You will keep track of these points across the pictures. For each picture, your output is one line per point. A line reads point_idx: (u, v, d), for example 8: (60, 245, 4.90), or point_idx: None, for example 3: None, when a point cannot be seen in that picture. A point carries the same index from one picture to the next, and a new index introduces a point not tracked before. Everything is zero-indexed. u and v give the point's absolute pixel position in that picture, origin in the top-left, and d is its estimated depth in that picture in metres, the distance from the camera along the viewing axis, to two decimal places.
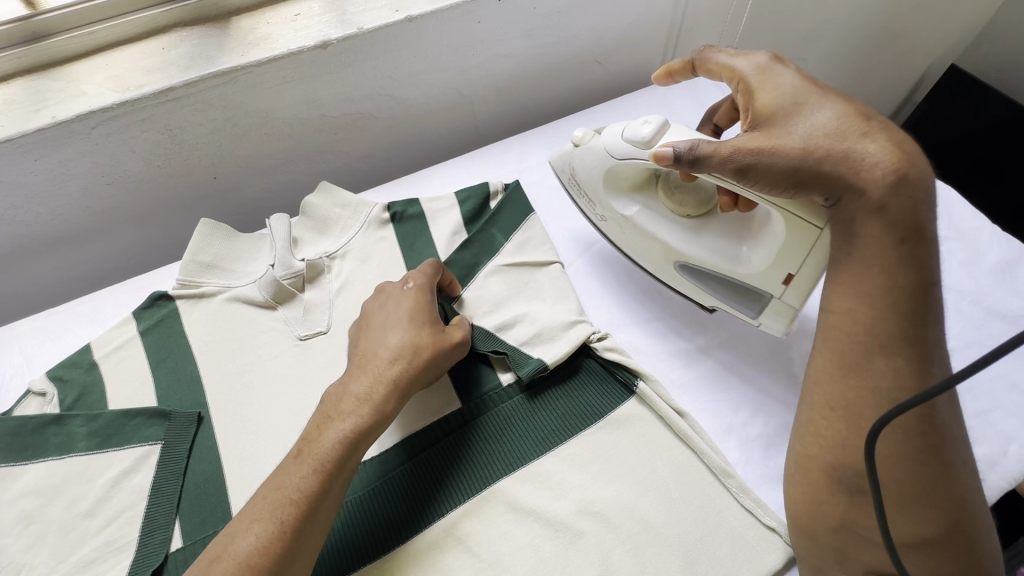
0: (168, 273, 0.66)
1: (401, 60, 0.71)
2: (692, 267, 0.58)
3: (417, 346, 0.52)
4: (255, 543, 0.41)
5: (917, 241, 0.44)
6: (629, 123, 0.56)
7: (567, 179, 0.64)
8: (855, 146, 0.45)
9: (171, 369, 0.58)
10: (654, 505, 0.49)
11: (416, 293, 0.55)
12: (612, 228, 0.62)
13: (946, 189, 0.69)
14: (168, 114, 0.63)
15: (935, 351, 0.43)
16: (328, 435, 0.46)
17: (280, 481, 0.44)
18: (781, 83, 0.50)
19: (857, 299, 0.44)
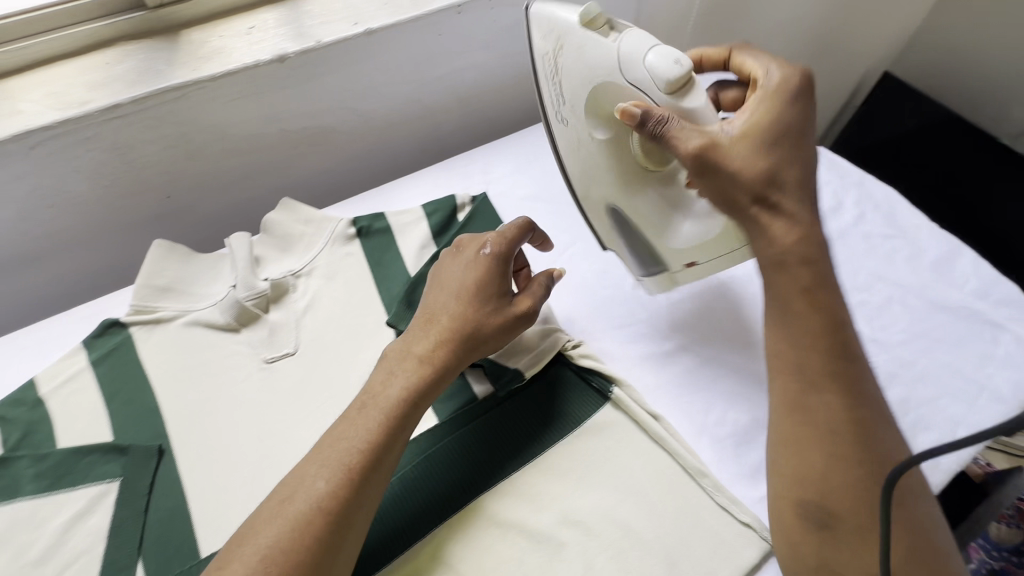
0: (120, 299, 0.63)
1: (362, 73, 0.70)
2: (621, 215, 0.58)
3: (480, 312, 0.52)
4: (323, 489, 0.42)
5: (823, 288, 0.46)
6: (663, 47, 0.48)
7: (550, 53, 0.54)
8: (793, 198, 0.46)
9: (127, 401, 0.55)
10: (634, 510, 0.50)
11: (492, 258, 0.54)
12: (566, 135, 0.57)
13: (888, 190, 0.74)
14: (116, 132, 0.60)
15: (862, 378, 0.45)
16: (395, 388, 0.48)
17: (344, 430, 0.46)
18: (793, 109, 0.48)
19: (785, 340, 0.46)
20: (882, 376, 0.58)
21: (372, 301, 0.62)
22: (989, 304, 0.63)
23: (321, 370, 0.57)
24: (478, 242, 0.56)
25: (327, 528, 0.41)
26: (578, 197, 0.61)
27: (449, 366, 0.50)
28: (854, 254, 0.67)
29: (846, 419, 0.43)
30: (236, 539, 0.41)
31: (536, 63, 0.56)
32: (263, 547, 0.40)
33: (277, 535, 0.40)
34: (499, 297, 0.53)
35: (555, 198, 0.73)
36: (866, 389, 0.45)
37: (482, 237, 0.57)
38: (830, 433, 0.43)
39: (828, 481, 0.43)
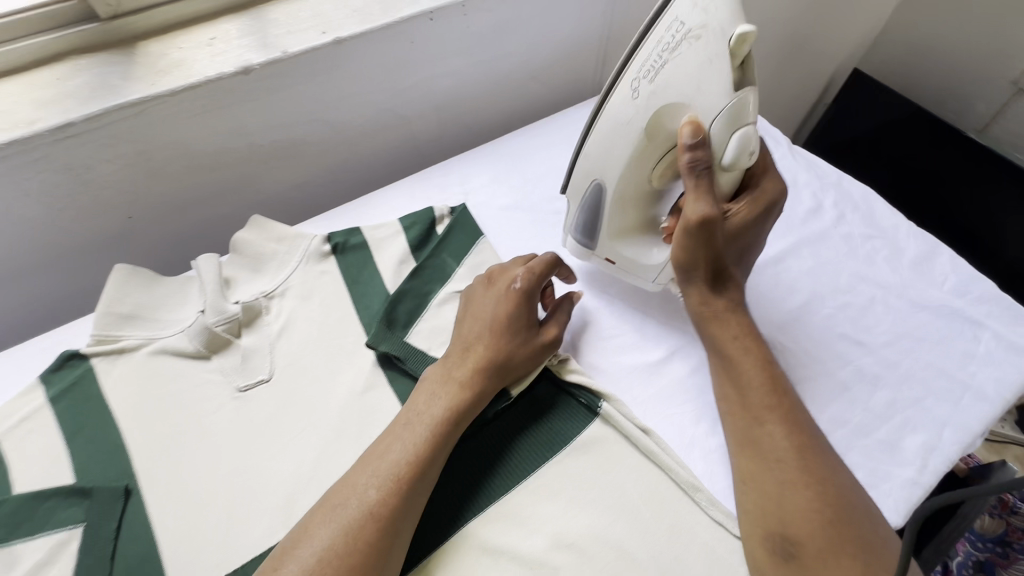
0: (79, 329, 0.59)
1: (332, 84, 0.68)
2: (604, 197, 0.57)
3: (515, 342, 0.54)
4: (374, 497, 0.45)
5: (749, 338, 0.55)
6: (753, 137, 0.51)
7: (690, 31, 0.47)
8: (733, 280, 0.57)
9: (89, 439, 0.51)
10: (629, 529, 0.48)
11: (524, 291, 0.56)
12: (623, 101, 0.51)
13: (865, 190, 0.74)
14: (69, 152, 0.57)
15: (800, 411, 0.51)
16: (435, 407, 0.50)
17: (388, 444, 0.48)
18: (764, 227, 0.58)
19: (727, 383, 0.53)
20: (868, 379, 0.58)
21: (350, 321, 0.60)
22: (969, 302, 0.64)
23: (298, 396, 0.55)
24: (511, 274, 0.58)
25: (375, 537, 0.43)
26: (579, 149, 0.56)
27: (485, 392, 0.52)
28: (835, 256, 0.68)
29: (790, 449, 0.48)
30: (277, 554, 0.43)
31: (664, 17, 0.48)
32: (316, 551, 0.42)
33: (328, 538, 0.43)
34: (529, 327, 0.56)
35: (535, 207, 0.72)
36: (805, 421, 0.51)
37: (515, 270, 0.58)
38: (777, 463, 0.48)
39: (786, 509, 0.46)
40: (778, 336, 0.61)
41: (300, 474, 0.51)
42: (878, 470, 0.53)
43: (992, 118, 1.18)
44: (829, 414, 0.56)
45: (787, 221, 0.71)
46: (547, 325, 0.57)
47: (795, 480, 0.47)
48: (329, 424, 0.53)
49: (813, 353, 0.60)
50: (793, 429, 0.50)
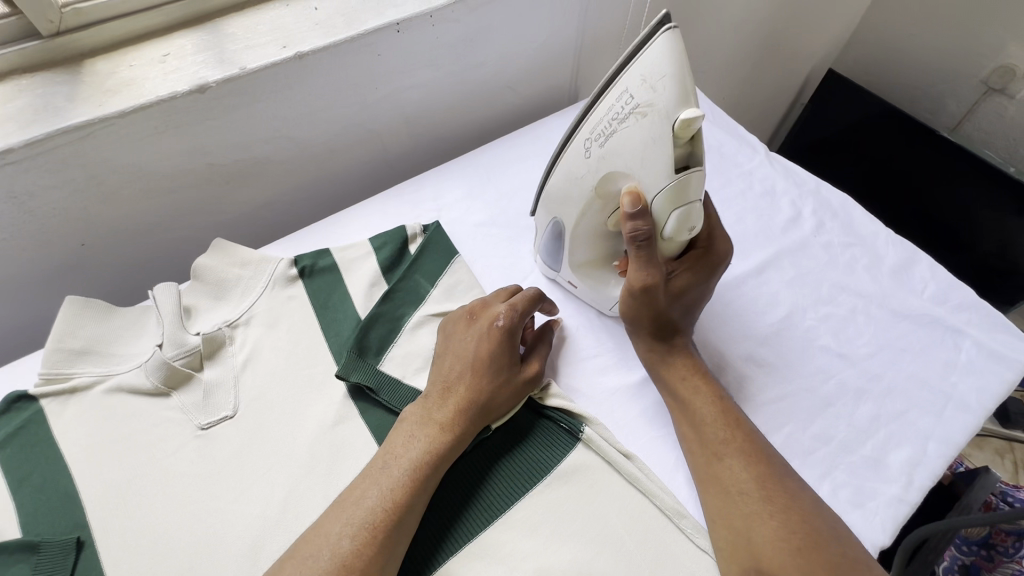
0: (27, 365, 0.55)
1: (295, 100, 0.65)
2: (563, 231, 0.56)
3: (497, 384, 0.52)
4: (349, 548, 0.43)
5: (702, 376, 0.55)
6: (694, 214, 0.47)
7: (637, 107, 0.43)
8: (681, 329, 0.57)
9: (37, 487, 0.48)
10: (613, 563, 0.47)
11: (508, 328, 0.54)
12: (577, 159, 0.49)
13: (843, 198, 0.74)
14: (10, 179, 0.53)
15: (758, 439, 0.51)
16: (414, 450, 0.48)
17: (360, 489, 0.46)
18: (709, 286, 0.57)
19: (684, 421, 0.53)
20: (852, 393, 0.57)
21: (319, 349, 0.57)
22: (949, 310, 0.63)
23: (264, 433, 0.52)
24: (494, 311, 0.56)
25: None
26: (545, 183, 0.55)
27: (464, 438, 0.50)
28: (814, 266, 0.67)
29: (751, 480, 0.48)
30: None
31: (617, 85, 0.45)
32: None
33: None
34: (513, 366, 0.54)
35: (511, 222, 0.70)
36: (763, 448, 0.50)
37: (498, 307, 0.56)
38: (738, 495, 0.47)
39: (757, 543, 0.45)
40: (760, 351, 0.60)
41: (266, 517, 0.48)
42: (863, 487, 0.52)
43: (964, 118, 1.20)
44: (813, 431, 0.55)
45: (766, 232, 0.70)
46: (531, 361, 0.55)
47: (762, 513, 0.46)
48: (297, 461, 0.51)
49: (796, 368, 0.59)
50: (752, 459, 0.49)
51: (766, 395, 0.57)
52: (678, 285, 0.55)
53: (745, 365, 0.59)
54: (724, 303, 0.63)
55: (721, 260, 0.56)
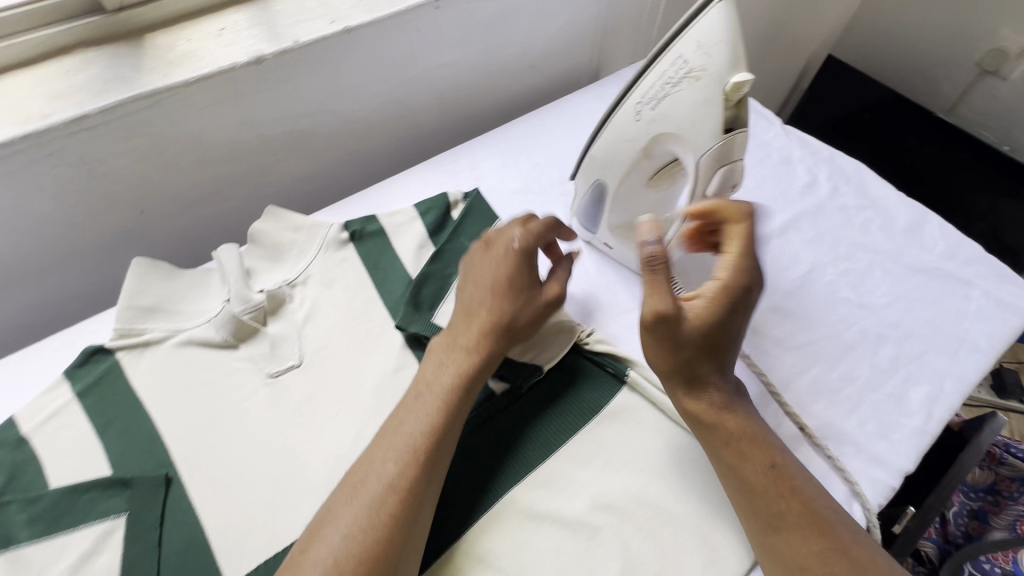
0: (99, 324, 0.58)
1: (339, 74, 0.68)
2: (604, 193, 0.59)
3: (518, 304, 0.54)
4: (393, 471, 0.46)
5: (750, 440, 0.49)
6: (735, 170, 0.48)
7: (691, 71, 0.45)
8: (714, 389, 0.49)
9: (122, 431, 0.51)
10: (662, 488, 0.51)
11: (525, 251, 0.56)
12: (627, 122, 0.52)
13: (856, 164, 0.78)
14: (83, 145, 0.56)
15: (817, 499, 0.47)
16: (445, 377, 0.51)
17: (401, 418, 0.49)
18: (733, 316, 0.48)
19: (732, 486, 0.48)
20: (872, 338, 0.62)
21: (374, 305, 0.61)
22: (958, 263, 0.68)
23: (330, 381, 0.56)
24: (509, 234, 0.57)
25: (401, 506, 0.45)
26: (589, 147, 0.58)
27: (491, 359, 0.53)
28: (833, 226, 0.71)
29: (811, 555, 0.45)
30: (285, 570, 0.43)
31: (671, 51, 0.47)
32: (335, 551, 0.42)
33: (357, 512, 0.44)
34: (531, 287, 0.56)
35: (545, 190, 0.74)
36: (824, 510, 0.47)
37: (513, 229, 0.57)
38: (802, 573, 0.44)
39: None
40: (787, 303, 0.64)
41: (340, 455, 0.52)
42: (888, 421, 0.56)
43: (959, 98, 1.25)
44: (839, 372, 0.59)
45: (786, 196, 0.73)
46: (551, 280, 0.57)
47: None
48: (364, 405, 0.54)
49: (820, 318, 0.63)
50: (812, 531, 0.45)
51: (794, 342, 0.61)
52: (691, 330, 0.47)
53: (773, 316, 0.63)
54: None
55: (733, 283, 0.48)
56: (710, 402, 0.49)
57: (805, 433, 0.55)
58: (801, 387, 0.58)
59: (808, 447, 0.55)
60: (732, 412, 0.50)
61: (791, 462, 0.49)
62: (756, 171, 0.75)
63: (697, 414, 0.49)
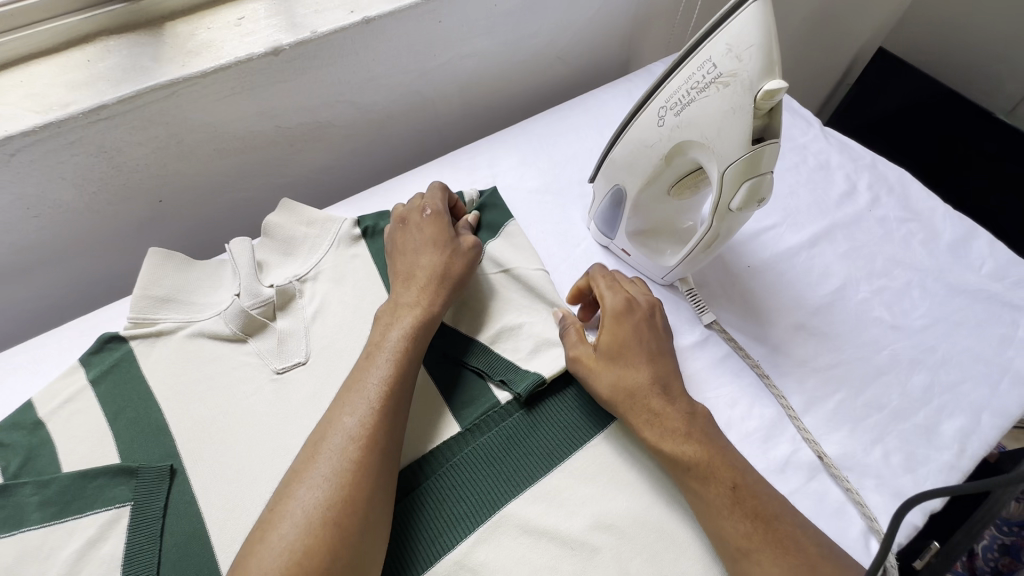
0: (118, 311, 0.60)
1: (359, 64, 0.67)
2: (623, 199, 0.56)
3: (447, 254, 0.58)
4: (354, 424, 0.46)
5: (711, 465, 0.46)
6: (765, 185, 0.45)
7: (720, 76, 0.42)
8: (664, 414, 0.49)
9: (132, 420, 0.52)
10: (667, 509, 0.49)
11: (436, 213, 0.61)
12: (650, 126, 0.49)
13: (900, 173, 0.73)
14: (101, 134, 0.56)
15: (783, 517, 0.45)
16: (393, 334, 0.52)
17: (358, 376, 0.50)
18: (627, 326, 0.53)
19: (704, 515, 0.45)
20: (905, 363, 0.58)
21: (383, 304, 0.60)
22: (1007, 286, 0.63)
23: (335, 380, 0.55)
24: (418, 206, 0.62)
25: (366, 457, 0.45)
26: (609, 150, 0.55)
27: (437, 309, 0.55)
28: (870, 239, 0.67)
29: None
30: (252, 538, 0.42)
31: (699, 54, 0.44)
32: (307, 506, 0.42)
33: (323, 467, 0.44)
34: (452, 240, 0.59)
35: (564, 189, 0.71)
36: (788, 524, 0.44)
37: (422, 201, 0.62)
38: None
39: None
40: (813, 320, 0.60)
41: None
42: (916, 453, 0.53)
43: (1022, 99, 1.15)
44: (865, 398, 0.56)
45: (820, 204, 0.69)
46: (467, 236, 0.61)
47: None
48: None
49: (849, 338, 0.59)
50: (779, 550, 0.43)
51: (818, 362, 0.58)
52: (598, 360, 0.52)
53: (797, 332, 0.60)
54: (779, 272, 0.63)
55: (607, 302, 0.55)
56: (663, 426, 0.48)
57: (823, 461, 0.52)
58: (824, 411, 0.55)
59: (827, 477, 0.52)
60: (693, 438, 0.48)
61: (753, 479, 0.46)
62: (787, 178, 0.71)
63: (654, 443, 0.48)
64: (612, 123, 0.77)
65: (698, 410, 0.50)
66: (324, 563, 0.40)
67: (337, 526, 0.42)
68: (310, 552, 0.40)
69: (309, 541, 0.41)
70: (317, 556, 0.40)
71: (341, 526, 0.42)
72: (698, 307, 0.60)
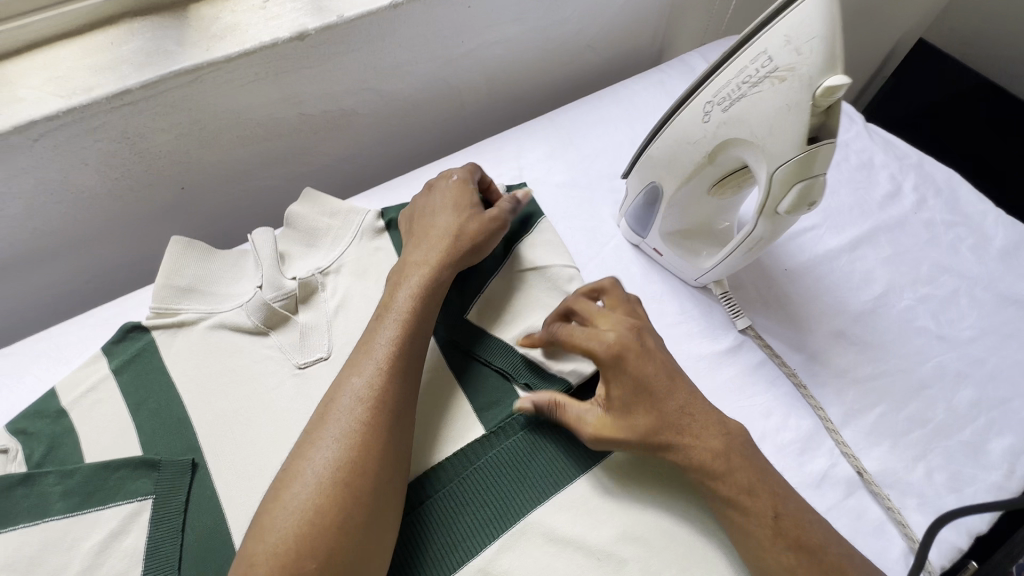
0: (141, 300, 0.59)
1: (385, 51, 0.64)
2: (659, 197, 0.54)
3: (467, 218, 0.56)
4: (362, 384, 0.45)
5: (753, 494, 0.43)
6: (818, 187, 0.42)
7: (776, 70, 0.39)
8: (697, 441, 0.45)
9: (154, 411, 0.52)
10: (697, 522, 0.47)
11: (463, 180, 0.59)
12: (694, 122, 0.46)
13: (950, 174, 0.69)
14: (125, 120, 0.55)
15: (826, 547, 0.42)
16: (401, 295, 0.51)
17: (368, 337, 0.49)
18: (631, 370, 0.46)
19: (744, 545, 0.43)
20: (952, 376, 0.55)
21: None
22: None
23: None
24: (446, 174, 0.61)
25: (376, 416, 0.44)
26: (645, 146, 0.53)
27: (446, 270, 0.54)
28: (915, 244, 0.63)
29: None
30: (270, 495, 0.41)
31: (752, 46, 0.41)
32: (318, 466, 0.41)
33: (334, 427, 0.43)
34: (475, 206, 0.58)
35: (593, 184, 0.69)
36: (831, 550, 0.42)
37: (450, 169, 0.61)
38: None
39: None
40: (854, 328, 0.58)
41: None
42: (961, 472, 0.50)
43: None
44: (909, 412, 0.53)
45: (863, 206, 0.66)
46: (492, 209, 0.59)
47: None
48: None
49: (892, 348, 0.57)
50: None
51: (859, 372, 0.55)
52: (615, 417, 0.46)
53: (836, 341, 0.57)
54: (818, 276, 0.61)
55: (598, 354, 0.47)
56: (699, 453, 0.45)
57: (863, 477, 0.50)
58: (863, 425, 0.53)
59: (866, 494, 0.49)
60: (732, 461, 0.44)
61: (798, 504, 0.44)
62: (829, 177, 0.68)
63: (692, 470, 0.45)
64: (645, 115, 0.74)
65: (735, 432, 0.46)
66: (338, 519, 0.39)
67: (349, 485, 0.41)
68: (324, 510, 0.39)
69: (320, 501, 0.40)
70: (327, 515, 0.39)
71: (352, 486, 0.41)
72: (732, 312, 0.58)
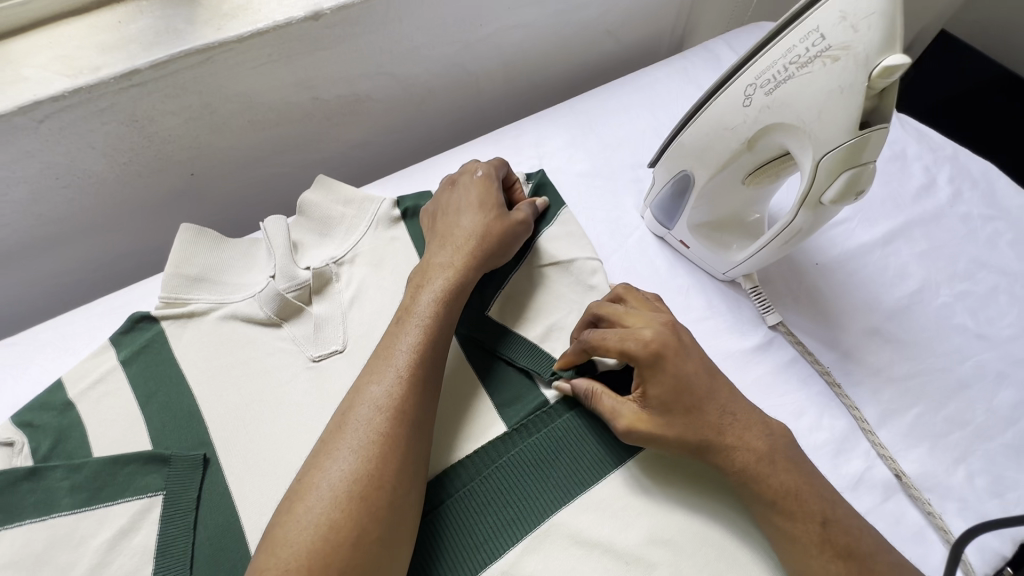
0: (149, 290, 0.57)
1: (401, 34, 0.62)
2: (689, 186, 0.52)
3: (492, 216, 0.54)
4: (382, 393, 0.43)
5: (799, 501, 0.42)
6: (865, 174, 0.40)
7: (828, 50, 0.37)
8: (741, 444, 0.43)
9: (164, 405, 0.50)
10: (730, 525, 0.45)
11: (488, 175, 0.57)
12: (733, 107, 0.44)
13: (987, 166, 0.66)
14: (133, 102, 0.53)
15: (875, 554, 0.41)
16: (423, 299, 0.49)
17: (388, 343, 0.47)
18: (670, 370, 0.44)
19: (789, 553, 0.41)
20: (992, 376, 0.53)
21: None
22: None
23: None
24: (470, 168, 0.58)
25: (394, 428, 0.42)
26: (676, 133, 0.50)
27: (471, 273, 0.52)
28: (952, 238, 0.61)
29: None
30: (283, 507, 0.39)
31: (801, 25, 0.39)
32: (333, 479, 0.39)
33: (350, 438, 0.41)
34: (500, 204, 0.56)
35: (615, 174, 0.66)
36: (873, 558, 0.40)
37: (475, 165, 0.59)
38: None
39: None
40: (889, 325, 0.55)
41: None
42: (1003, 477, 0.48)
43: None
44: (948, 413, 0.51)
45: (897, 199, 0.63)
46: (518, 208, 0.57)
47: None
48: None
49: (929, 346, 0.54)
50: None
51: (895, 371, 0.53)
52: (653, 417, 0.44)
53: (871, 338, 0.55)
54: (851, 271, 0.58)
55: (636, 354, 0.44)
56: (744, 457, 0.43)
57: (901, 480, 0.48)
58: (900, 426, 0.51)
59: (905, 498, 0.47)
60: (776, 465, 0.43)
61: (844, 511, 0.42)
62: None
63: (733, 475, 0.43)
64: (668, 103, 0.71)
65: (777, 435, 0.44)
66: (352, 538, 0.37)
67: (365, 500, 0.39)
68: (338, 526, 0.38)
69: (337, 516, 0.38)
70: (344, 531, 0.37)
71: (369, 501, 0.39)
72: (762, 307, 0.55)
